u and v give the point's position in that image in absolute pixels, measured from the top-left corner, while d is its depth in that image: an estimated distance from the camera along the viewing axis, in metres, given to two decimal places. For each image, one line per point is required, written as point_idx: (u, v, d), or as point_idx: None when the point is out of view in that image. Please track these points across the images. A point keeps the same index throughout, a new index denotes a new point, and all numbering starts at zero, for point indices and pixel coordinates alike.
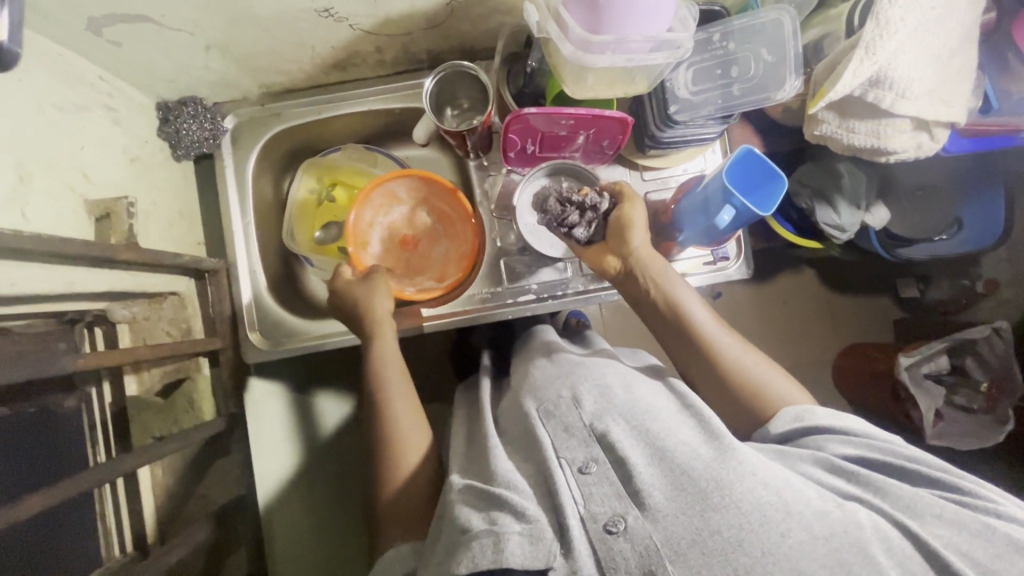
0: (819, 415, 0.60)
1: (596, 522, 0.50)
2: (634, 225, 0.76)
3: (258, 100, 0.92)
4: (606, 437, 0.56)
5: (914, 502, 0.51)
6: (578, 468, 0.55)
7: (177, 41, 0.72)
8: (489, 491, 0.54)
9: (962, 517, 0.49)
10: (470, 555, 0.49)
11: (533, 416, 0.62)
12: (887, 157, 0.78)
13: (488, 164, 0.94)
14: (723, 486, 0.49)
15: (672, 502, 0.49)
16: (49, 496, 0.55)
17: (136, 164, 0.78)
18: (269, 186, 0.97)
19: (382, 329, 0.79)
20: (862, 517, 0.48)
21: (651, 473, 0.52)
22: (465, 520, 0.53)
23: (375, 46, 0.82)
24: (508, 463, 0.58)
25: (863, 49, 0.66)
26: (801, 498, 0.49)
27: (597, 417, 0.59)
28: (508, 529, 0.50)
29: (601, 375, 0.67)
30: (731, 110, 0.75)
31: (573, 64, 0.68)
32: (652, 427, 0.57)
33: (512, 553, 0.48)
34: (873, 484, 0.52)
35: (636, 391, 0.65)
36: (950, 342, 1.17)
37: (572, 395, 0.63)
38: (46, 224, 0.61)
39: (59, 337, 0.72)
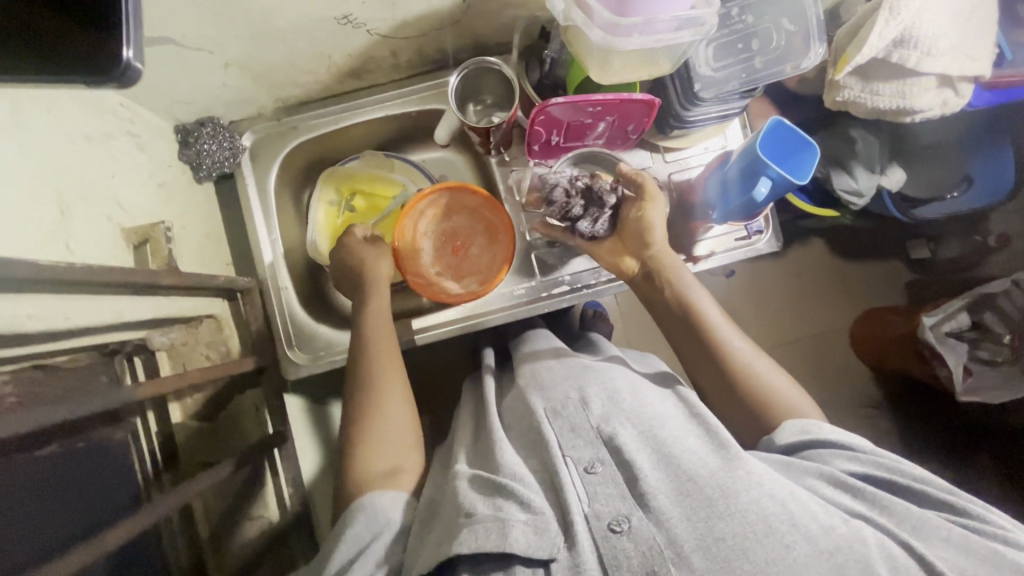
0: (825, 430, 0.61)
1: (600, 521, 0.52)
2: (654, 227, 0.75)
3: (273, 115, 0.91)
4: (613, 441, 0.58)
5: (920, 523, 0.51)
6: (585, 468, 0.56)
7: (195, 60, 0.71)
8: (495, 481, 0.57)
9: (970, 543, 0.49)
10: (473, 536, 0.52)
11: (539, 414, 0.63)
12: (912, 117, 0.78)
13: (510, 159, 0.93)
14: (729, 494, 0.51)
15: (678, 508, 0.51)
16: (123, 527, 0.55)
17: (162, 189, 0.77)
18: (290, 201, 0.96)
19: (376, 286, 0.81)
20: (868, 534, 0.49)
21: (656, 478, 0.54)
22: (470, 505, 0.55)
23: (391, 51, 0.82)
24: (513, 456, 0.60)
25: (888, 11, 0.67)
26: (807, 510, 0.50)
27: (604, 420, 0.60)
28: (513, 517, 0.53)
29: (610, 380, 0.67)
30: (755, 83, 0.75)
31: (599, 49, 0.68)
32: (660, 433, 0.59)
33: (516, 539, 0.51)
34: (879, 502, 0.53)
35: (643, 397, 0.65)
36: (969, 298, 1.18)
37: (580, 397, 0.64)
38: (88, 254, 0.60)
39: (100, 370, 0.68)
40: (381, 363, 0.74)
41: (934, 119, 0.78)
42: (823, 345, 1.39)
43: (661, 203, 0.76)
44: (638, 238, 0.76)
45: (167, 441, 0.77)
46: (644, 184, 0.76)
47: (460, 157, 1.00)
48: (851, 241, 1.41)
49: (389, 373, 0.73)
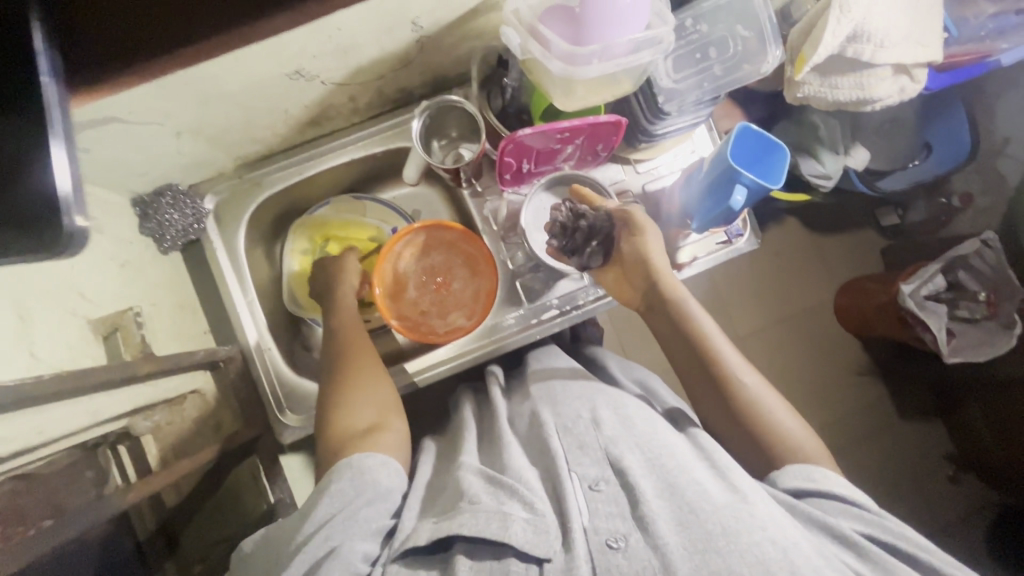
0: (833, 481, 0.60)
1: (598, 535, 0.53)
2: (652, 255, 0.74)
3: (234, 172, 0.88)
4: (619, 463, 0.58)
5: None
6: (590, 484, 0.57)
7: (146, 134, 0.69)
8: (500, 480, 0.58)
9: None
10: (473, 521, 0.54)
11: (550, 427, 0.64)
12: (873, 106, 0.79)
13: (482, 189, 0.92)
14: (729, 533, 0.50)
15: (677, 538, 0.51)
16: None
17: (127, 268, 0.74)
18: (262, 256, 0.93)
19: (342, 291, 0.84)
20: None
21: (659, 505, 0.54)
22: (467, 486, 0.58)
23: (348, 96, 0.80)
24: (522, 459, 0.62)
25: (838, 9, 0.68)
26: (810, 564, 0.48)
27: (612, 442, 0.60)
28: (514, 513, 0.55)
29: (622, 405, 0.66)
30: (718, 90, 0.75)
31: (560, 78, 0.67)
32: (668, 463, 0.58)
33: (515, 533, 0.53)
34: (882, 564, 0.52)
35: (654, 424, 0.64)
36: (944, 261, 1.20)
37: (592, 417, 0.64)
38: (56, 356, 0.57)
39: (86, 464, 0.65)
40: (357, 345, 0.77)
41: (894, 106, 0.79)
42: (809, 324, 1.41)
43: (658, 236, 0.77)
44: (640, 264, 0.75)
45: (163, 525, 0.74)
46: (635, 219, 0.75)
47: (432, 191, 0.99)
48: (823, 218, 1.43)
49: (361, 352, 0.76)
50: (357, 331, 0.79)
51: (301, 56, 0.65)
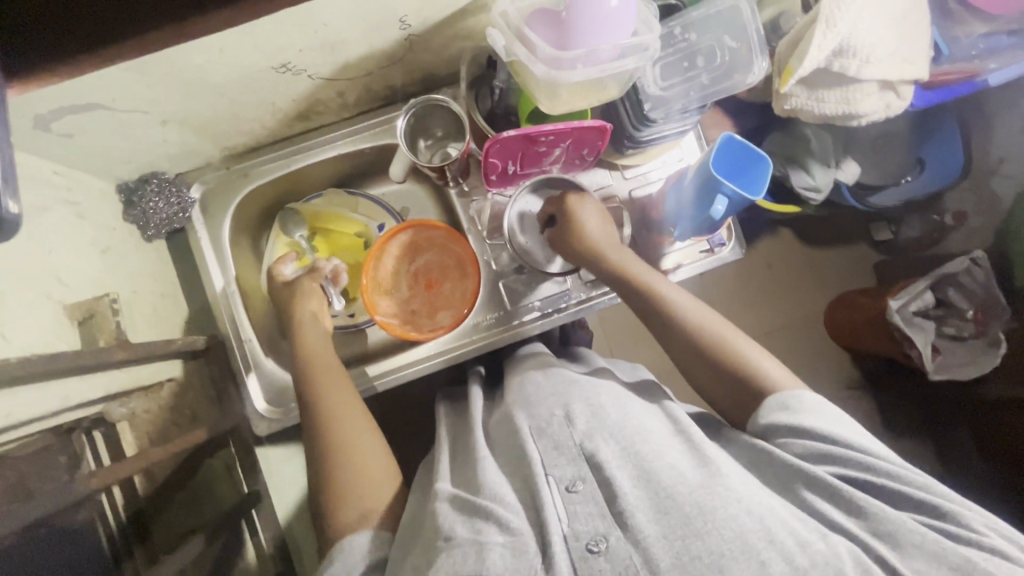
0: (806, 412, 0.59)
1: (579, 541, 0.51)
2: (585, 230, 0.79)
3: (222, 163, 0.89)
4: (594, 457, 0.57)
5: (896, 529, 0.50)
6: (566, 486, 0.56)
7: (131, 122, 0.69)
8: (474, 503, 0.56)
9: (939, 550, 0.48)
10: (452, 563, 0.50)
11: (523, 431, 0.62)
12: (858, 121, 0.79)
13: (469, 189, 0.92)
14: (706, 511, 0.50)
15: (655, 526, 0.51)
16: None
17: (108, 254, 0.74)
18: (248, 248, 0.94)
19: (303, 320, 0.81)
20: (842, 548, 0.49)
21: (636, 494, 0.53)
22: (448, 528, 0.54)
23: (337, 92, 0.80)
24: (495, 476, 0.59)
25: (824, 23, 0.68)
26: (784, 526, 0.50)
27: (587, 436, 0.59)
28: (491, 540, 0.52)
29: (595, 397, 0.65)
30: (705, 99, 0.75)
31: (546, 82, 0.67)
32: (642, 449, 0.58)
33: (493, 563, 0.50)
34: (855, 504, 0.52)
35: (630, 411, 0.64)
36: (934, 277, 1.19)
37: (565, 414, 0.63)
38: (29, 339, 0.57)
39: (60, 449, 0.64)
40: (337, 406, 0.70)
41: (880, 121, 0.79)
42: (797, 336, 1.41)
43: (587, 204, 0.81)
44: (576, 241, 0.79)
45: (135, 514, 0.73)
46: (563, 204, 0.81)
47: (420, 189, 0.99)
48: (815, 231, 1.44)
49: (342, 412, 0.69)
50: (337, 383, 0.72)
51: (287, 49, 0.65)
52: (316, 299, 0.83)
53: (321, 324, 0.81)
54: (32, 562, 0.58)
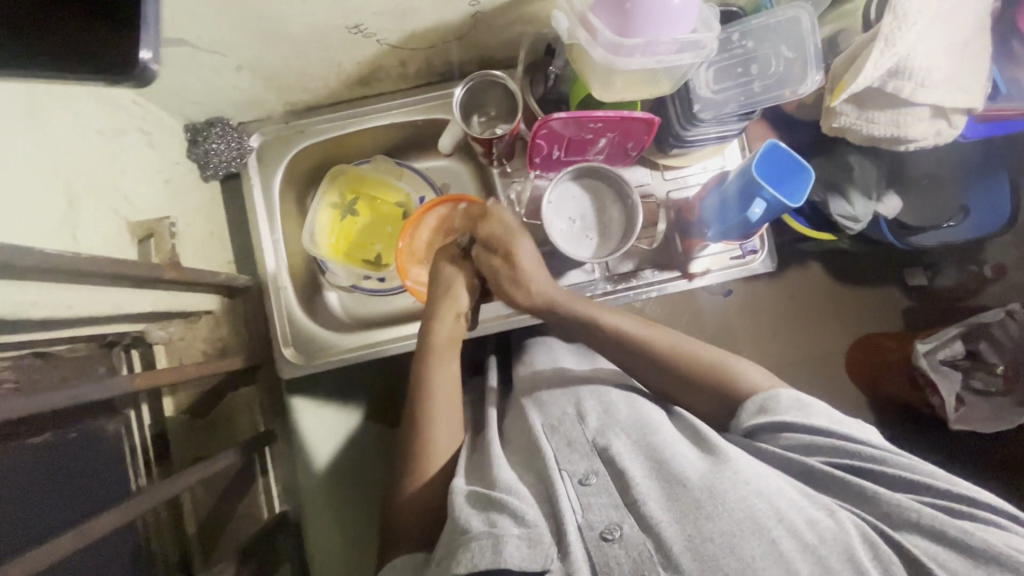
0: (783, 406, 0.63)
1: (593, 530, 0.53)
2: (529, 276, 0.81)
3: (282, 118, 0.93)
4: (607, 450, 0.60)
5: (893, 509, 0.53)
6: (579, 479, 0.58)
7: (209, 63, 0.73)
8: (489, 496, 0.57)
9: (940, 525, 0.51)
10: (469, 556, 0.52)
11: (537, 429, 0.66)
12: (907, 146, 0.80)
13: (512, 171, 0.95)
14: (715, 494, 0.52)
15: (668, 511, 0.52)
16: (126, 510, 0.57)
17: (170, 184, 0.79)
18: (294, 202, 0.98)
19: (447, 309, 0.80)
20: (849, 526, 0.51)
21: (647, 483, 0.56)
22: (466, 522, 0.56)
23: (399, 61, 0.84)
24: (511, 474, 0.61)
25: (883, 41, 0.68)
26: (794, 506, 0.52)
27: (599, 432, 0.63)
28: (506, 532, 0.53)
29: (606, 393, 0.70)
30: (753, 106, 0.76)
31: (602, 68, 0.70)
32: (653, 439, 0.61)
33: (510, 555, 0.51)
34: (852, 488, 0.55)
35: (641, 407, 0.68)
36: (964, 327, 1.18)
37: (577, 411, 0.67)
38: (96, 246, 0.62)
39: (99, 361, 0.72)
40: (437, 408, 0.74)
41: (928, 148, 0.80)
42: (816, 369, 1.39)
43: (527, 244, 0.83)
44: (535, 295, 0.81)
45: (160, 435, 0.81)
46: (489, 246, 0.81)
47: (463, 167, 1.03)
48: (847, 266, 1.42)
49: (438, 413, 0.74)
50: (448, 379, 0.76)
51: (363, 10, 0.69)
52: (465, 299, 0.82)
53: (459, 324, 0.81)
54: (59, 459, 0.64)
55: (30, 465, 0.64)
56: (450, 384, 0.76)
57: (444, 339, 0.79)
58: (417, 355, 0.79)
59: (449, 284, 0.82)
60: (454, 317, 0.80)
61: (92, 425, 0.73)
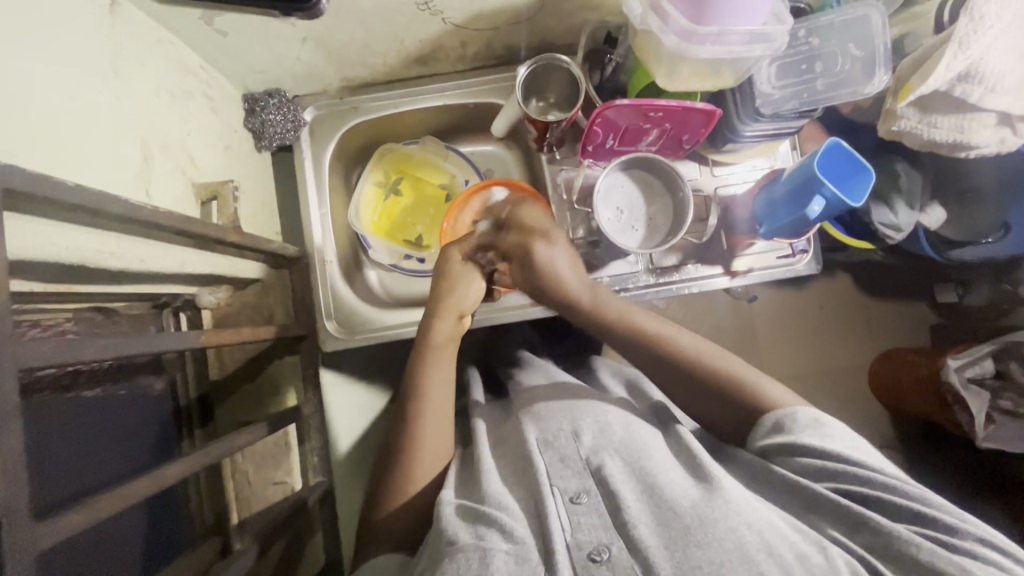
0: (798, 428, 0.63)
1: (581, 550, 0.54)
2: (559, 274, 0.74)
3: (337, 93, 0.93)
4: (601, 471, 0.60)
5: (893, 543, 0.53)
6: (569, 497, 0.58)
7: (278, 32, 0.74)
8: (477, 510, 0.58)
9: (935, 560, 0.51)
10: (457, 566, 0.53)
11: (531, 443, 0.65)
12: (967, 153, 0.79)
13: (560, 158, 0.94)
14: (706, 522, 0.53)
15: (656, 537, 0.53)
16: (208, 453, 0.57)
17: (229, 151, 0.80)
18: (341, 178, 0.98)
19: (448, 310, 0.75)
20: (841, 561, 0.52)
21: (640, 508, 0.56)
22: (453, 533, 0.57)
23: (460, 41, 0.84)
24: (498, 487, 0.61)
25: (957, 44, 0.67)
26: (784, 539, 0.53)
27: (593, 452, 0.62)
28: (494, 547, 0.54)
29: (605, 417, 0.68)
30: (816, 104, 0.76)
31: (670, 55, 0.70)
32: (647, 464, 0.61)
33: (497, 569, 0.52)
34: (852, 517, 0.55)
35: (637, 432, 0.67)
36: (997, 345, 1.17)
37: (573, 430, 0.65)
38: (165, 204, 0.63)
39: (150, 320, 0.75)
40: (427, 416, 0.73)
41: (989, 157, 0.79)
42: (840, 380, 1.38)
43: (556, 244, 0.74)
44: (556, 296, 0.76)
45: (201, 396, 0.84)
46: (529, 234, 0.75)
47: (509, 153, 1.03)
48: (880, 278, 1.41)
49: (426, 426, 0.72)
50: (444, 381, 0.75)
51: None
52: (472, 299, 0.77)
53: (460, 324, 0.77)
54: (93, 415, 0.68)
55: (79, 419, 0.67)
56: (445, 386, 0.75)
57: (441, 341, 0.75)
58: (415, 349, 0.76)
59: (454, 282, 0.76)
60: (455, 317, 0.76)
61: (142, 382, 0.76)
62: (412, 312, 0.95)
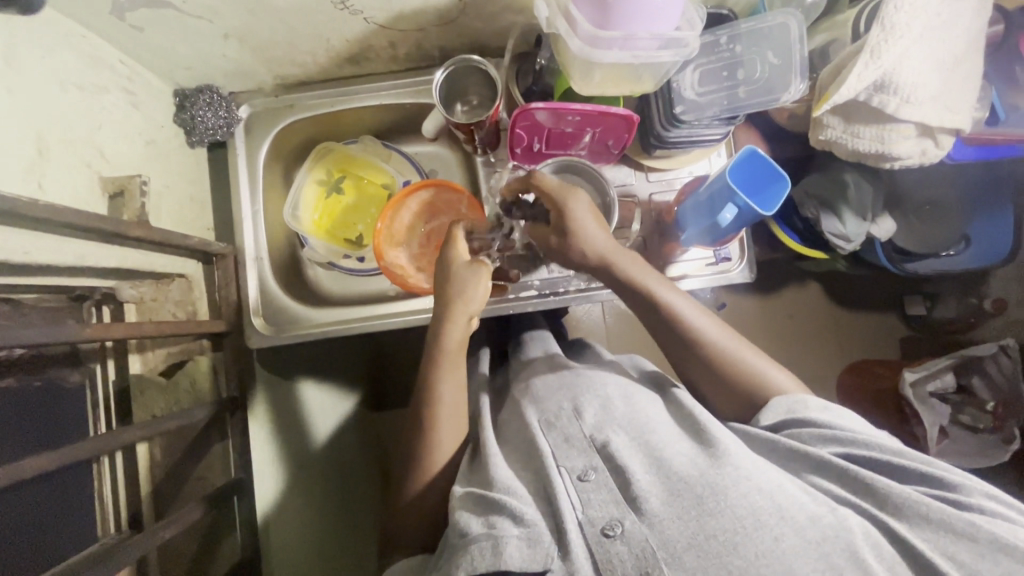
0: (810, 407, 0.63)
1: (594, 526, 0.53)
2: (585, 227, 0.73)
3: (273, 91, 0.94)
4: (606, 447, 0.59)
5: (905, 503, 0.53)
6: (578, 476, 0.57)
7: (196, 28, 0.74)
8: (487, 498, 0.57)
9: (948, 518, 0.51)
10: (469, 559, 0.52)
11: (533, 425, 0.65)
12: (891, 163, 0.79)
13: (495, 160, 0.94)
14: (718, 491, 0.53)
15: (667, 508, 0.53)
16: (54, 458, 0.56)
17: (151, 146, 0.80)
18: (280, 175, 0.98)
19: (455, 312, 0.73)
20: (853, 523, 0.51)
21: (648, 480, 0.55)
22: (464, 524, 0.55)
23: (388, 41, 0.84)
24: (508, 471, 0.60)
25: (868, 53, 0.66)
26: (796, 504, 0.52)
27: (597, 428, 0.62)
28: (507, 534, 0.53)
29: (602, 388, 0.68)
30: (736, 111, 0.75)
31: (580, 60, 0.69)
32: (652, 437, 0.61)
33: (510, 557, 0.51)
34: (866, 483, 0.55)
35: (636, 402, 0.67)
36: (956, 358, 1.16)
37: (573, 407, 0.65)
38: (62, 196, 0.63)
39: (69, 313, 0.73)
40: (443, 414, 0.71)
41: (913, 168, 0.79)
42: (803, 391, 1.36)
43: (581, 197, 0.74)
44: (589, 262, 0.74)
45: (121, 389, 0.82)
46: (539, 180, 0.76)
47: (450, 153, 1.03)
48: (844, 289, 1.39)
49: (445, 422, 0.71)
50: (456, 383, 0.73)
51: None
52: (478, 301, 0.75)
53: (469, 325, 0.75)
54: None
55: None
56: (456, 390, 0.73)
57: (456, 345, 0.74)
58: (426, 352, 0.75)
59: (460, 284, 0.74)
60: (465, 318, 0.74)
61: (55, 374, 0.76)
62: (346, 310, 0.95)
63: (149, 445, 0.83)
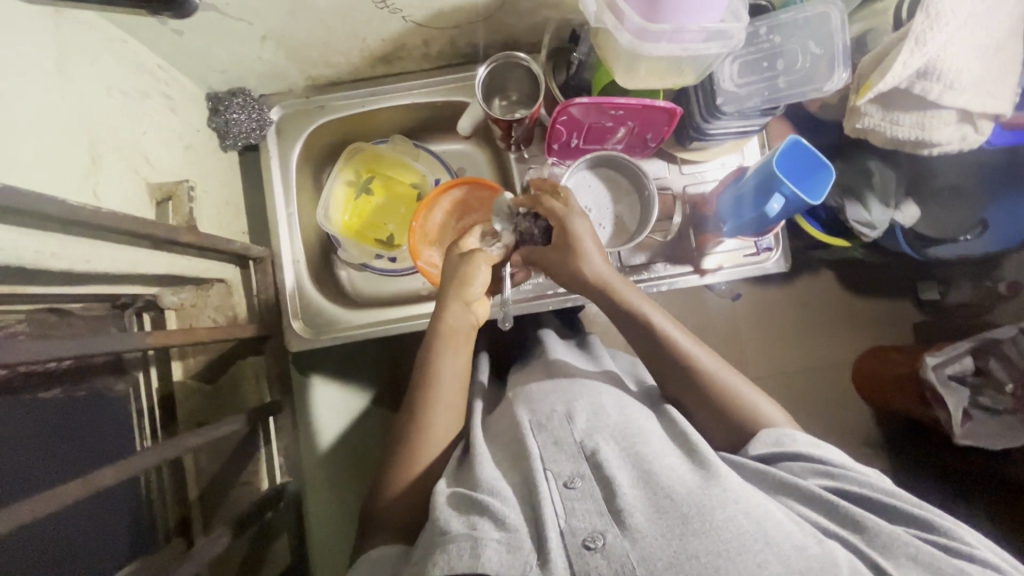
0: (799, 442, 0.62)
1: (575, 537, 0.52)
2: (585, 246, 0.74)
3: (303, 92, 0.93)
4: (594, 455, 0.58)
5: (891, 542, 0.52)
6: (564, 482, 0.56)
7: (236, 30, 0.74)
8: (472, 497, 0.56)
9: (936, 561, 0.50)
10: (447, 558, 0.51)
11: (524, 426, 0.64)
12: (931, 149, 0.79)
13: (528, 156, 0.94)
14: (703, 512, 0.51)
15: (653, 525, 0.51)
16: (124, 468, 0.55)
17: (189, 151, 0.80)
18: (310, 177, 0.98)
19: (460, 291, 0.76)
20: (839, 553, 0.50)
21: (634, 494, 0.54)
22: (444, 521, 0.54)
23: (423, 39, 0.84)
24: (493, 472, 0.59)
25: (914, 41, 0.66)
26: (781, 531, 0.51)
27: (587, 435, 0.60)
28: (486, 536, 0.52)
29: (597, 397, 0.67)
30: (776, 101, 0.76)
31: (627, 53, 0.70)
32: (641, 448, 0.59)
33: (488, 560, 0.50)
34: (854, 520, 0.54)
35: (629, 413, 0.66)
36: (974, 341, 1.14)
37: (566, 413, 0.64)
38: (113, 203, 0.63)
39: (111, 321, 0.72)
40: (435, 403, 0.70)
41: (952, 153, 0.80)
42: (823, 379, 1.37)
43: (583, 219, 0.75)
44: (588, 284, 0.75)
45: (166, 397, 0.82)
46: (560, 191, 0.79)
47: (479, 151, 1.03)
48: (862, 276, 1.40)
49: (433, 418, 0.70)
50: (452, 370, 0.72)
51: None
52: (480, 285, 0.77)
53: (468, 313, 0.76)
54: (52, 417, 0.68)
55: (38, 420, 0.67)
56: (452, 379, 0.72)
57: (451, 329, 0.74)
58: (426, 335, 0.75)
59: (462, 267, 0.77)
60: (463, 302, 0.76)
61: (100, 383, 0.75)
62: (383, 311, 0.94)
63: (194, 453, 0.82)
